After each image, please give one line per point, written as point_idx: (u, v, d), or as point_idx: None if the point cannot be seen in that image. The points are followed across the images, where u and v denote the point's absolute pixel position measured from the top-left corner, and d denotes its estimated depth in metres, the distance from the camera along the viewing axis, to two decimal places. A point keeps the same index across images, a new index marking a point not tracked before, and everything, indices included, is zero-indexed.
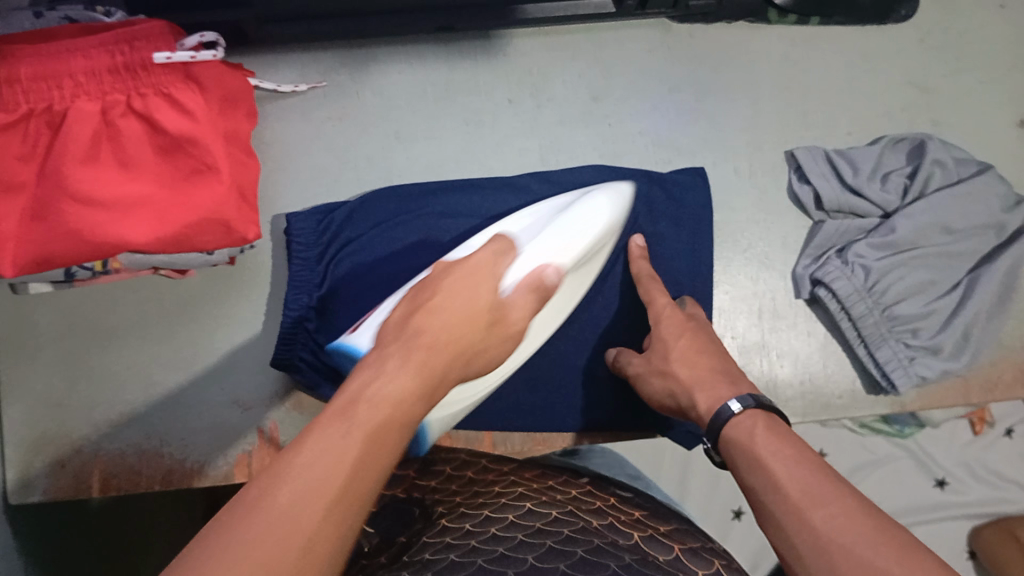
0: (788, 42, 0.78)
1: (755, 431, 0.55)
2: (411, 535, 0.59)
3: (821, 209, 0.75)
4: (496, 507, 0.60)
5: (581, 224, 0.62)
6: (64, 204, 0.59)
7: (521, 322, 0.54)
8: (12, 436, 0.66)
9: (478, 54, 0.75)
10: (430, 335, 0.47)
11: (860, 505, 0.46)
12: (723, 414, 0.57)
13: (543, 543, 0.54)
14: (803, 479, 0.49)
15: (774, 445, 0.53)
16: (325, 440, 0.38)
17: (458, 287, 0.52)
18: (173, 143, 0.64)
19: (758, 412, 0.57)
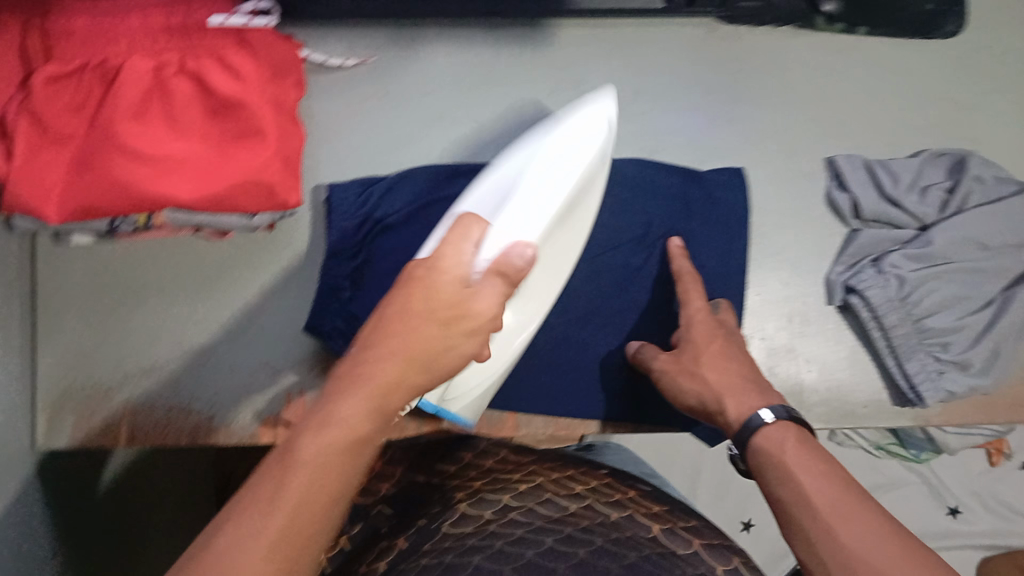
0: (832, 49, 0.78)
1: (785, 443, 0.54)
2: (426, 519, 0.60)
3: (857, 218, 0.75)
4: (515, 495, 0.62)
5: (543, 180, 0.58)
6: (111, 156, 0.61)
7: (487, 317, 0.46)
8: (43, 383, 0.67)
9: (525, 40, 0.75)
10: (385, 345, 0.42)
11: (883, 523, 0.46)
12: (753, 425, 0.57)
13: (550, 538, 0.56)
14: (833, 495, 0.48)
15: (803, 456, 0.52)
16: (264, 491, 0.37)
17: (409, 293, 0.45)
18: (221, 105, 0.65)
19: (790, 426, 0.56)
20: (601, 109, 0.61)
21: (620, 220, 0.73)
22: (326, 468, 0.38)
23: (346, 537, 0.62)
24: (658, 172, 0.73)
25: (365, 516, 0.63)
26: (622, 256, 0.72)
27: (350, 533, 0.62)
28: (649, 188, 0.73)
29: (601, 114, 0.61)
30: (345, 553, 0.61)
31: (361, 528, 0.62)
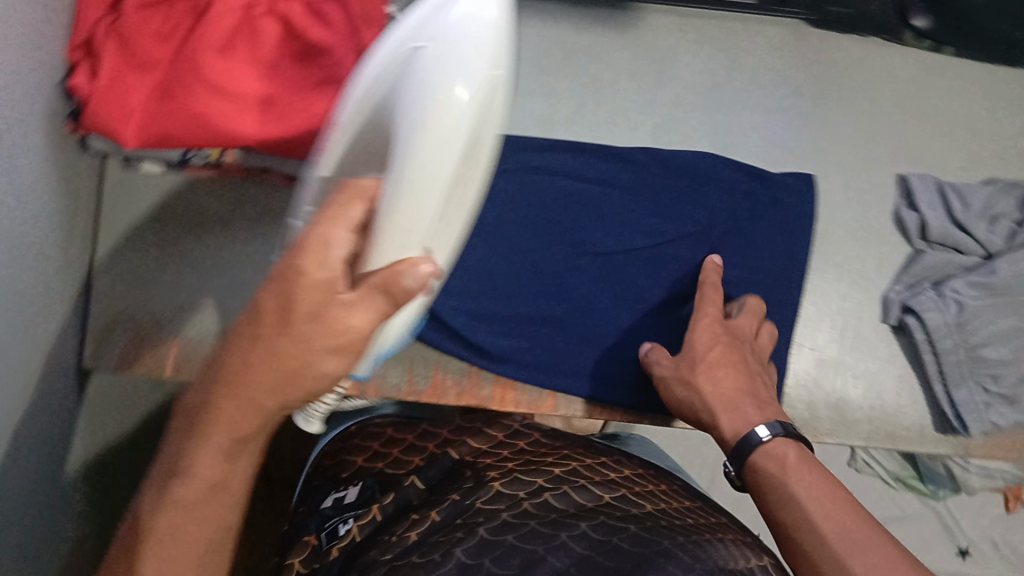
0: (917, 66, 0.78)
1: (788, 463, 0.55)
2: (461, 494, 0.58)
3: (923, 238, 0.74)
4: (550, 477, 0.60)
5: (438, 120, 0.41)
6: (197, 89, 0.61)
7: (360, 331, 0.41)
8: (97, 304, 0.69)
9: (612, 19, 0.76)
10: (243, 371, 0.41)
11: (891, 552, 0.48)
12: (750, 444, 0.58)
13: (594, 519, 0.55)
14: (839, 521, 0.50)
15: (806, 477, 0.54)
16: (167, 514, 0.43)
17: (267, 315, 0.41)
18: (307, 50, 0.64)
19: (786, 442, 0.57)
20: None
21: (683, 212, 0.72)
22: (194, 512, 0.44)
23: (378, 507, 0.59)
24: (727, 168, 0.72)
25: (396, 486, 0.61)
26: (682, 247, 0.71)
27: (381, 503, 0.59)
28: (715, 182, 0.72)
29: (478, 5, 0.41)
30: (376, 522, 0.57)
31: (393, 498, 0.59)
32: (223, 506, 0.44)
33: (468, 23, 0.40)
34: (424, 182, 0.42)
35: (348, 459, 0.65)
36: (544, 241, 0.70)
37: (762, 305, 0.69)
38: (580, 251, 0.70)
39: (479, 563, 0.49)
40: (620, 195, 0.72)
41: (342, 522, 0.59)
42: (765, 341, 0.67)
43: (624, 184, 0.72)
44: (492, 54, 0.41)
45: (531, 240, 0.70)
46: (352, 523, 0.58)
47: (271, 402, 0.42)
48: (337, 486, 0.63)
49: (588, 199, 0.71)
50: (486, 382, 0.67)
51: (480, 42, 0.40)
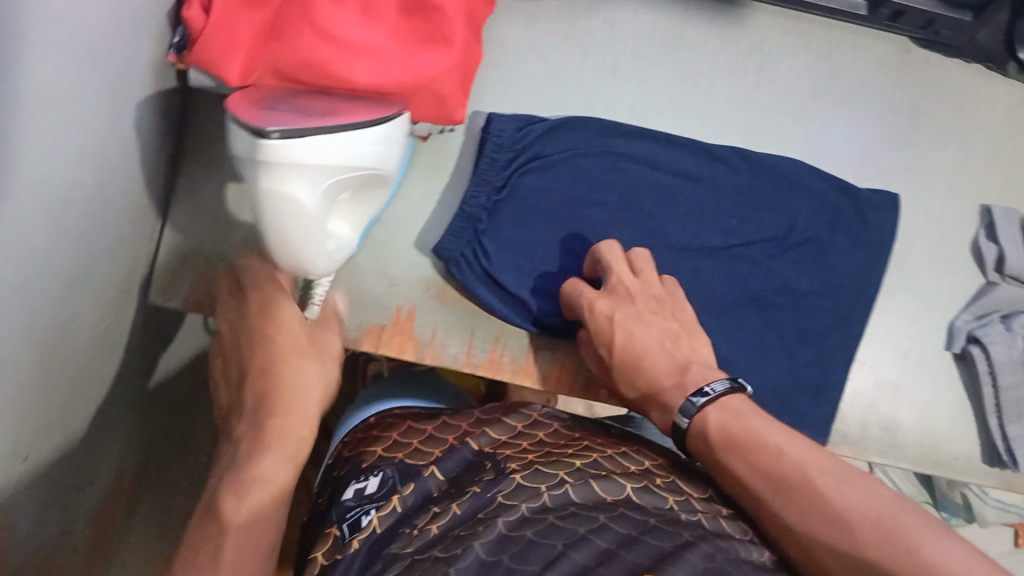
0: (1018, 99, 0.77)
1: (710, 436, 0.53)
2: (480, 486, 0.55)
3: (997, 271, 0.74)
4: (572, 469, 0.55)
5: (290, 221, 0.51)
6: (305, 31, 0.61)
7: (336, 350, 0.59)
8: (170, 240, 0.69)
9: (716, 17, 0.76)
10: (278, 392, 0.53)
11: (841, 490, 0.48)
12: (678, 434, 0.56)
13: (618, 509, 0.50)
14: (765, 476, 0.50)
15: (736, 438, 0.52)
16: (250, 515, 0.49)
17: (277, 350, 0.55)
18: (418, 5, 0.63)
19: (702, 411, 0.55)
20: (287, 153, 0.48)
21: (762, 215, 0.71)
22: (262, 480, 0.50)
23: (398, 497, 0.56)
24: (814, 177, 0.72)
25: (415, 475, 0.59)
26: (755, 251, 0.70)
27: (401, 495, 0.56)
28: (801, 190, 0.72)
29: (306, 166, 0.49)
30: (397, 514, 0.55)
31: (413, 489, 0.57)
32: (285, 501, 0.51)
33: (294, 178, 0.49)
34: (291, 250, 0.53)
35: (368, 450, 0.64)
36: (619, 231, 0.69)
37: (614, 259, 0.65)
38: (654, 243, 0.70)
39: (497, 560, 0.45)
40: (703, 191, 0.71)
41: (364, 512, 0.56)
42: (650, 269, 0.65)
43: (706, 183, 0.71)
44: (325, 172, 0.50)
45: (611, 227, 0.69)
46: (374, 514, 0.55)
47: (313, 415, 0.54)
48: (358, 476, 0.61)
49: (671, 190, 0.71)
50: (544, 361, 0.67)
51: (320, 179, 0.50)
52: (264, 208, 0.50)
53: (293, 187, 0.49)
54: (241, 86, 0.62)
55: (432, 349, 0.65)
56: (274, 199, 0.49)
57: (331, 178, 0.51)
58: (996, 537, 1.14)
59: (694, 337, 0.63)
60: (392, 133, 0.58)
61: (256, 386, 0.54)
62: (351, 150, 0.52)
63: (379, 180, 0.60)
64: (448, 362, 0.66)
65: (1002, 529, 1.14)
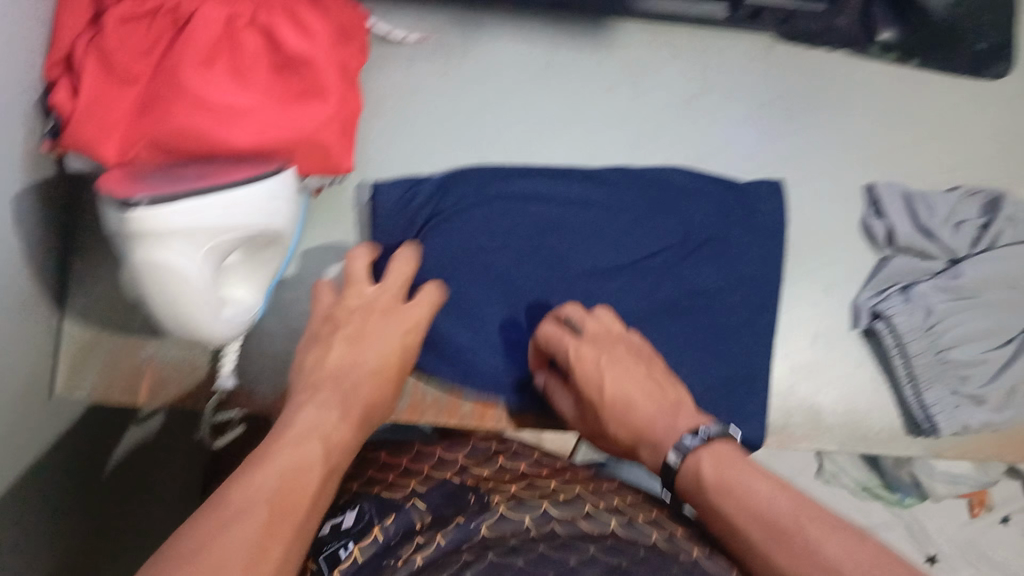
0: (884, 79, 0.80)
1: (704, 476, 0.53)
2: (464, 517, 0.55)
3: (889, 245, 0.76)
4: (556, 503, 0.58)
5: (169, 287, 0.52)
6: (177, 101, 0.61)
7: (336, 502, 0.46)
8: (72, 328, 0.68)
9: (585, 39, 0.77)
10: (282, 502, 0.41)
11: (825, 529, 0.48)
12: (668, 475, 0.55)
13: (604, 540, 0.53)
14: (752, 517, 0.50)
15: (729, 483, 0.52)
16: None
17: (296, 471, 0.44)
18: (288, 62, 0.65)
19: (699, 453, 0.54)
20: (155, 220, 0.49)
21: (656, 227, 0.73)
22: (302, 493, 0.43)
23: (380, 528, 0.54)
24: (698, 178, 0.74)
25: (397, 508, 0.57)
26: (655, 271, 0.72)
27: (383, 524, 0.55)
28: (689, 192, 0.74)
29: (166, 227, 0.49)
30: (379, 543, 0.53)
31: (393, 519, 0.55)
32: None
33: (168, 244, 0.50)
34: (180, 316, 0.54)
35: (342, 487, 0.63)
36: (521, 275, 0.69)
37: (587, 314, 0.65)
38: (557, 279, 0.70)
39: None
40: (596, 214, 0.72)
41: (342, 545, 0.54)
42: (615, 319, 0.66)
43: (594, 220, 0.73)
44: (192, 233, 0.51)
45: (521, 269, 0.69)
46: (353, 546, 0.53)
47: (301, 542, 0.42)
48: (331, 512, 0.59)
49: (571, 225, 0.72)
50: (466, 401, 0.67)
51: (197, 241, 0.51)
52: (141, 277, 0.51)
53: (170, 253, 0.50)
54: (120, 164, 0.62)
55: None
56: (154, 269, 0.50)
57: (210, 240, 0.52)
58: (949, 510, 1.15)
59: (677, 384, 0.63)
60: (280, 189, 0.58)
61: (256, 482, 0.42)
62: (226, 210, 0.53)
63: (275, 241, 0.60)
64: None
65: (955, 500, 1.15)
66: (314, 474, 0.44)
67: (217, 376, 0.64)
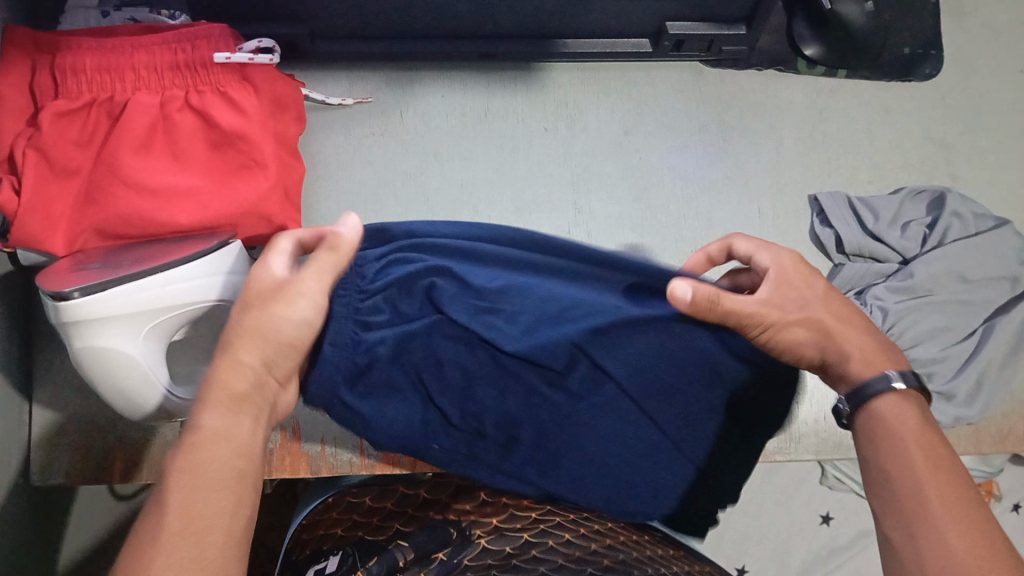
0: (813, 92, 0.82)
1: (904, 416, 0.48)
2: (447, 553, 0.59)
3: (841, 252, 0.77)
4: (535, 533, 0.61)
5: (114, 379, 0.53)
6: (117, 189, 0.62)
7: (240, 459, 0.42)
8: (40, 417, 0.69)
9: (519, 83, 0.79)
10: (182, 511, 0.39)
11: (964, 520, 0.43)
12: (865, 391, 0.49)
13: (587, 572, 0.55)
14: (923, 466, 0.45)
15: (900, 447, 0.47)
16: None
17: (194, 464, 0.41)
18: (224, 138, 0.66)
19: (909, 398, 0.48)
20: (91, 309, 0.51)
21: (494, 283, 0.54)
22: (202, 530, 0.39)
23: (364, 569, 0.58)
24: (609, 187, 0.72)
25: (382, 549, 0.60)
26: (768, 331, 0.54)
27: (368, 565, 0.58)
28: None
29: (104, 320, 0.51)
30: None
31: (378, 559, 0.59)
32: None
33: (107, 330, 0.52)
34: (132, 406, 0.55)
35: (330, 531, 0.65)
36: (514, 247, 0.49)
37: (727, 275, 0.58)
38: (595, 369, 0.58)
39: None
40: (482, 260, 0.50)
41: None
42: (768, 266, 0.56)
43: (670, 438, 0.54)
44: (134, 322, 0.52)
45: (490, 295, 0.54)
46: None
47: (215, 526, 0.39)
48: (317, 558, 0.62)
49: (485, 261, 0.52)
50: None
51: (138, 323, 0.53)
52: (86, 367, 0.53)
53: (110, 338, 0.52)
54: (69, 254, 0.63)
55: (325, 461, 0.69)
56: (98, 355, 0.52)
57: (152, 320, 0.53)
58: None
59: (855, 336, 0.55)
60: (235, 262, 0.59)
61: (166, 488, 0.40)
62: (168, 297, 0.54)
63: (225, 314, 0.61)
64: (343, 469, 0.69)
65: None
66: (213, 488, 0.40)
67: None
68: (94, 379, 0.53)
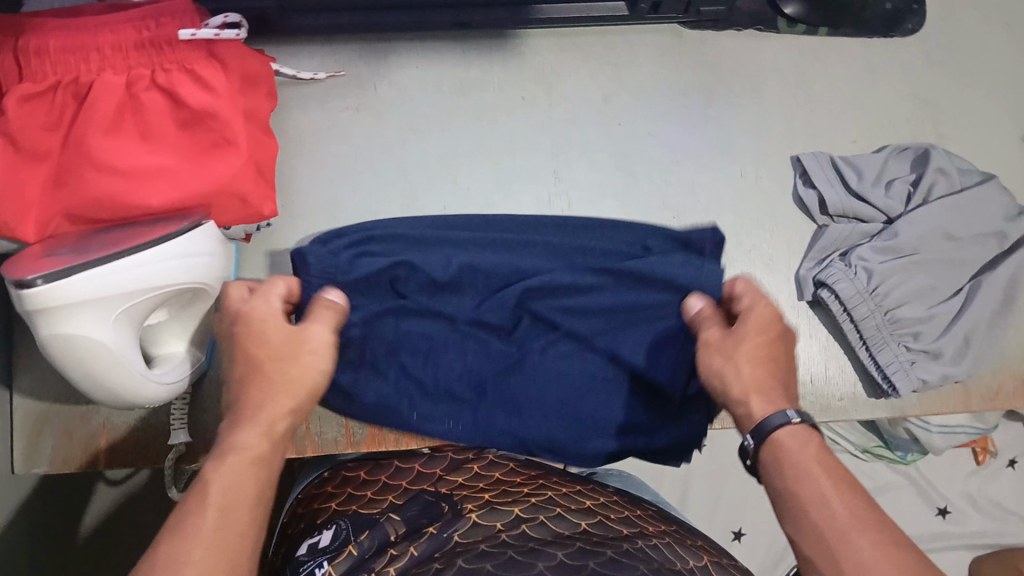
0: (794, 51, 0.81)
1: (808, 451, 0.51)
2: (437, 526, 0.57)
3: (825, 213, 0.77)
4: (526, 506, 0.60)
5: (87, 366, 0.53)
6: (86, 172, 0.62)
7: (259, 485, 0.48)
8: (23, 406, 0.69)
9: (495, 51, 0.78)
10: (213, 525, 0.45)
11: (865, 527, 0.47)
12: (772, 426, 0.52)
13: (573, 543, 0.53)
14: (836, 499, 0.48)
15: (801, 464, 0.50)
16: None
17: (229, 480, 0.47)
18: (194, 117, 0.65)
19: (807, 431, 0.52)
20: (56, 295, 0.50)
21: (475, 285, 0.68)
22: (235, 539, 0.45)
23: (354, 544, 0.57)
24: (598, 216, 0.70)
25: (372, 524, 0.59)
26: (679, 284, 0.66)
27: (358, 539, 0.57)
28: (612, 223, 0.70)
29: (74, 306, 0.51)
30: (354, 557, 0.55)
31: (368, 534, 0.58)
32: None
33: (74, 318, 0.51)
34: (106, 393, 0.55)
35: (324, 506, 0.65)
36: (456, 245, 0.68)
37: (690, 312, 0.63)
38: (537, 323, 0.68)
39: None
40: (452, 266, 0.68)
41: (318, 564, 0.56)
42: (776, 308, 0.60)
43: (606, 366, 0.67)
44: (105, 307, 0.52)
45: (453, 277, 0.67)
46: (328, 564, 0.55)
47: (235, 541, 0.45)
48: (312, 532, 0.61)
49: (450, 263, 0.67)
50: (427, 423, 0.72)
51: (106, 310, 0.52)
52: (58, 355, 0.52)
53: (79, 325, 0.51)
54: (41, 240, 0.62)
55: (312, 441, 0.71)
56: (67, 343, 0.51)
57: (119, 305, 0.53)
58: (954, 462, 1.14)
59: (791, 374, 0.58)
60: (206, 244, 0.59)
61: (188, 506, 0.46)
62: (138, 281, 0.53)
63: (204, 293, 0.60)
64: (329, 448, 0.71)
65: (959, 450, 1.14)
66: (245, 512, 0.46)
67: (170, 433, 0.66)
68: (66, 367, 0.53)
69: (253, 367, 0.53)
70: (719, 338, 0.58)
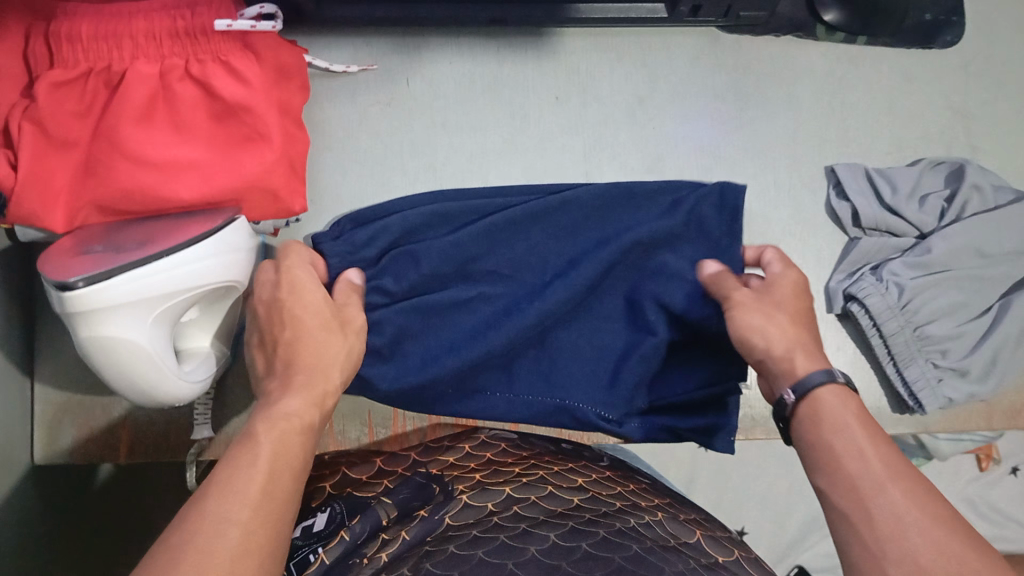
0: (832, 59, 0.80)
1: (847, 406, 0.51)
2: (427, 509, 0.57)
3: (857, 226, 0.76)
4: (518, 485, 0.59)
5: (122, 371, 0.52)
6: (117, 162, 0.60)
7: (299, 445, 0.47)
8: (43, 395, 0.68)
9: (529, 48, 0.77)
10: (268, 471, 0.44)
11: (899, 482, 0.46)
12: (811, 383, 0.53)
13: (567, 523, 0.52)
14: (873, 451, 0.48)
15: (841, 419, 0.50)
16: (227, 536, 0.39)
17: (278, 436, 0.47)
18: (227, 109, 0.64)
19: (846, 392, 0.52)
20: (97, 299, 0.49)
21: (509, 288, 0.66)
22: (281, 488, 0.44)
23: (347, 529, 0.56)
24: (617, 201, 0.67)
25: (365, 507, 0.58)
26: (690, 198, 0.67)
27: (349, 524, 0.56)
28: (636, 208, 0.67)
29: (115, 310, 0.50)
30: (346, 543, 0.55)
31: (360, 519, 0.57)
32: (260, 537, 0.40)
33: (113, 319, 0.50)
34: (140, 395, 0.54)
35: (317, 489, 0.63)
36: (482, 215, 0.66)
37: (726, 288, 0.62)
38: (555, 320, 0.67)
39: (502, 562, 0.47)
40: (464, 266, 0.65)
41: (312, 550, 0.55)
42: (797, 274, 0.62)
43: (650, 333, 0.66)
44: (144, 311, 0.51)
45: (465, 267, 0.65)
46: (320, 550, 0.54)
47: (286, 486, 0.44)
48: (307, 517, 0.60)
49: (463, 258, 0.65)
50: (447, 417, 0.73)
51: (144, 311, 0.51)
52: (93, 358, 0.52)
53: (118, 328, 0.50)
54: (69, 231, 0.61)
55: (335, 439, 0.71)
56: (104, 346, 0.51)
57: (157, 307, 0.52)
58: (956, 467, 1.10)
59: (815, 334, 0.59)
60: (242, 239, 0.58)
61: (236, 449, 0.45)
62: (178, 283, 0.53)
63: (234, 292, 0.60)
64: (352, 447, 0.71)
65: (964, 456, 1.10)
66: (293, 465, 0.46)
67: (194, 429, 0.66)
68: (101, 369, 0.52)
69: (295, 336, 0.55)
70: (757, 295, 0.60)
